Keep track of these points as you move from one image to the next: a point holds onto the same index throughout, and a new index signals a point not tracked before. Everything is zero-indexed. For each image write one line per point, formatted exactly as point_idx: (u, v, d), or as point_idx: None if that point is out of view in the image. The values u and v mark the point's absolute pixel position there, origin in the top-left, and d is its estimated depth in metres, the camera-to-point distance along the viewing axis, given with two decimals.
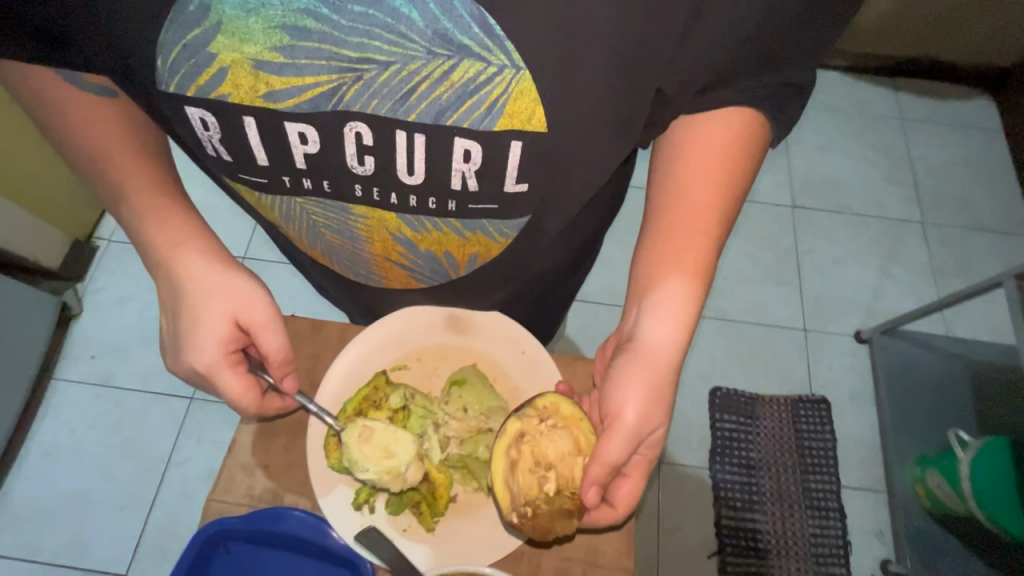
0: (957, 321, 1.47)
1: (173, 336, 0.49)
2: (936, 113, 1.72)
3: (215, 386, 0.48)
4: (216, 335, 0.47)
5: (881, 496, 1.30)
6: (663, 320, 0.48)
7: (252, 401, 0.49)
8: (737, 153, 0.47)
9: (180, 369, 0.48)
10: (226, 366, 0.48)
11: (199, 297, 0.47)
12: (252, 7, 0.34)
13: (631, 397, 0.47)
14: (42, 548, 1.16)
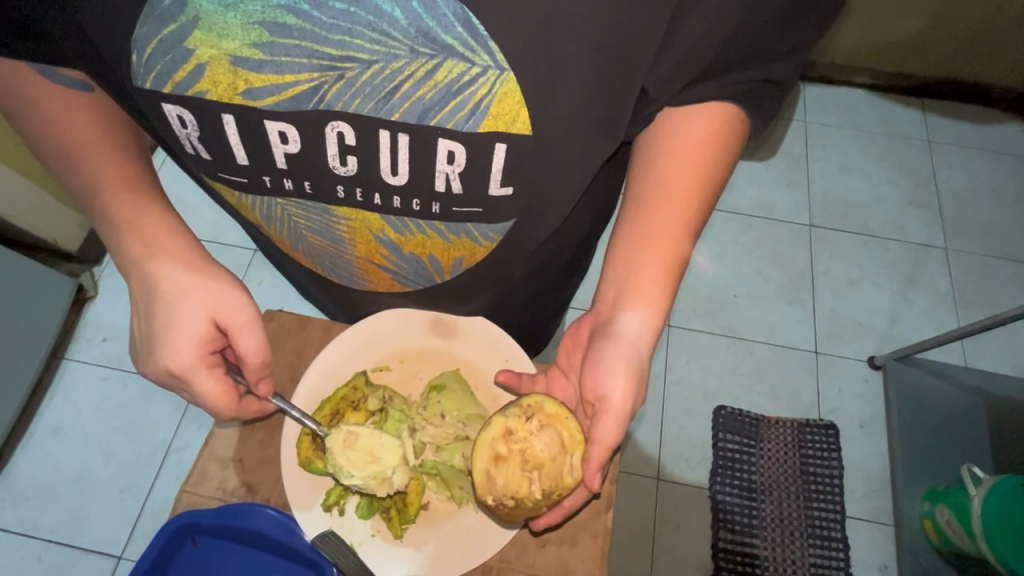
0: (977, 352, 1.42)
1: (148, 335, 0.48)
2: (965, 136, 1.67)
3: (191, 387, 0.48)
4: (194, 335, 0.47)
5: (887, 529, 1.25)
6: (642, 311, 0.49)
7: (229, 403, 0.49)
8: (715, 155, 0.49)
9: (154, 370, 0.48)
10: (203, 366, 0.47)
11: (178, 296, 0.47)
12: (230, 3, 0.34)
13: (620, 380, 0.47)
14: (42, 524, 1.18)
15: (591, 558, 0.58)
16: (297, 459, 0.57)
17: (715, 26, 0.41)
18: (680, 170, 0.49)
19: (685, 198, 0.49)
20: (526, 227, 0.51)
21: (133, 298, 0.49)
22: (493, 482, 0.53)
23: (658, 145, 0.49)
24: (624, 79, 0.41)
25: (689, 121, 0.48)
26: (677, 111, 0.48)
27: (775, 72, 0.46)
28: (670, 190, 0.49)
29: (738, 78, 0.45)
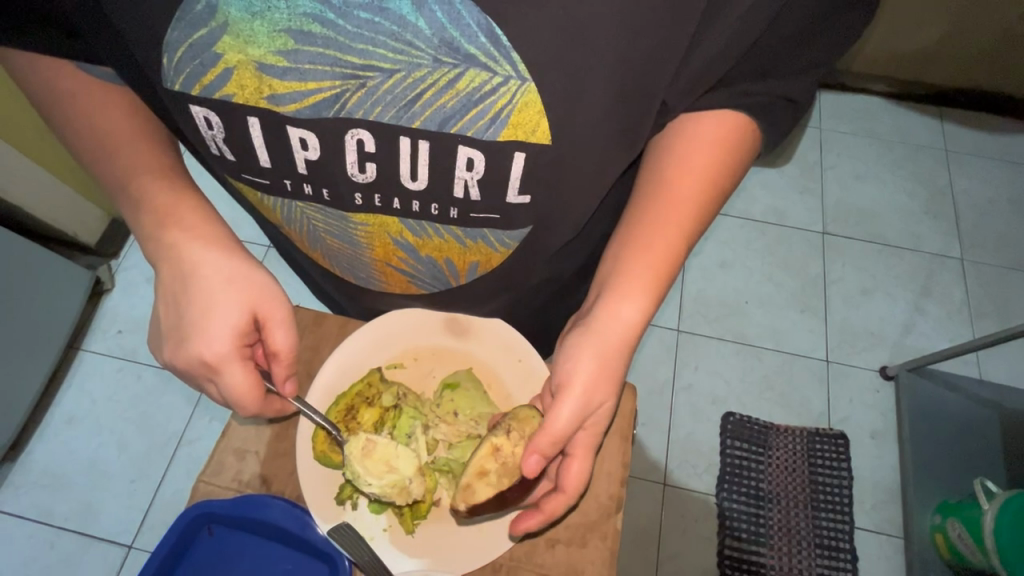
0: (991, 365, 1.40)
1: (180, 324, 0.48)
2: (983, 145, 1.65)
3: (220, 378, 0.48)
4: (231, 324, 0.47)
5: (896, 542, 1.24)
6: (629, 300, 0.49)
7: (257, 397, 0.49)
8: (721, 162, 0.49)
9: (184, 359, 0.47)
10: (237, 356, 0.48)
11: (217, 285, 0.48)
12: (257, 10, 0.35)
13: (582, 368, 0.48)
14: (55, 511, 1.20)
15: (599, 559, 0.58)
16: (312, 453, 0.58)
17: (734, 39, 0.41)
18: (685, 178, 0.49)
19: (691, 204, 0.49)
20: (542, 231, 0.52)
21: (160, 287, 0.49)
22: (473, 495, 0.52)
23: (665, 152, 0.50)
24: (644, 90, 0.41)
25: (700, 127, 0.48)
26: (690, 117, 0.48)
27: (791, 90, 0.46)
28: (674, 196, 0.49)
29: (751, 91, 0.46)
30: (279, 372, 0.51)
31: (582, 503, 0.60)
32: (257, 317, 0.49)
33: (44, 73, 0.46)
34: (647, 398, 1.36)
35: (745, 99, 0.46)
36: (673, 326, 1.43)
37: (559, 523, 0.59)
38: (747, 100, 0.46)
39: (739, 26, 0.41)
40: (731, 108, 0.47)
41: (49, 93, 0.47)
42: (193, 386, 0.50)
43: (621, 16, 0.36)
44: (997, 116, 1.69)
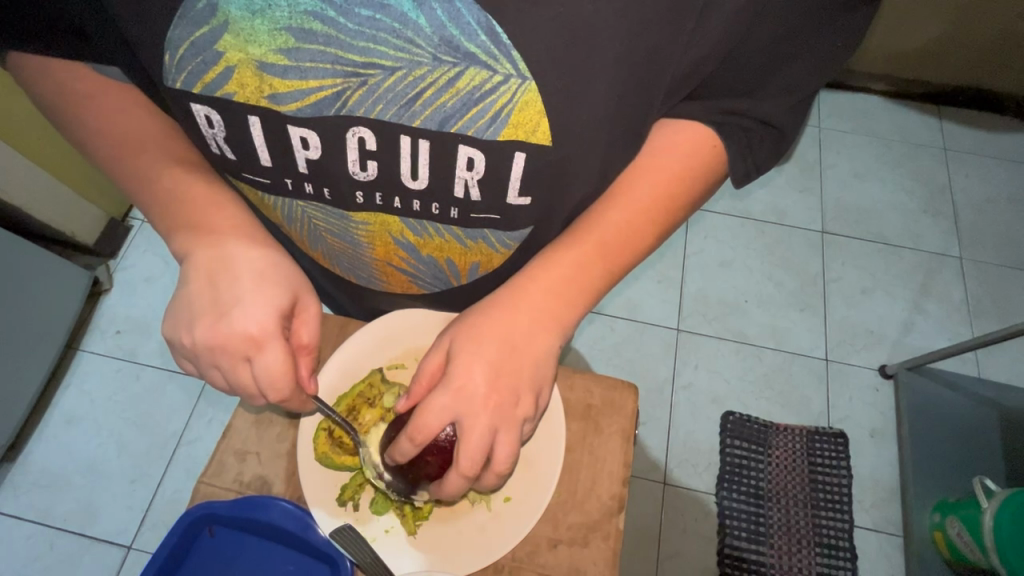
0: (990, 363, 1.40)
1: (213, 302, 0.46)
2: (982, 144, 1.65)
3: (255, 357, 0.46)
4: (274, 305, 0.46)
5: (896, 540, 1.24)
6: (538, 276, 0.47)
7: (289, 384, 0.47)
8: (692, 174, 0.47)
9: (219, 336, 0.45)
10: (278, 337, 0.46)
11: (263, 267, 0.48)
12: (257, 8, 0.35)
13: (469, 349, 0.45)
14: (55, 512, 1.20)
15: (601, 559, 0.58)
16: (314, 454, 0.58)
17: (720, 43, 0.41)
18: (652, 178, 0.47)
19: (646, 207, 0.48)
20: (544, 230, 0.52)
21: (190, 266, 0.47)
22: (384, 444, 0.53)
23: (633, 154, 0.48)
24: (647, 88, 0.41)
25: (667, 132, 0.47)
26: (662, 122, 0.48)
27: (768, 111, 0.45)
28: (629, 199, 0.48)
29: (727, 109, 0.45)
30: (305, 368, 0.49)
31: (584, 503, 0.60)
32: (295, 305, 0.49)
33: (44, 71, 0.46)
34: (647, 397, 1.36)
35: (720, 116, 0.46)
36: (673, 326, 1.43)
37: (561, 523, 0.59)
38: (719, 117, 0.46)
39: (723, 34, 0.40)
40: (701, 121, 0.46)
41: (50, 92, 0.47)
42: (213, 374, 0.47)
43: (624, 14, 0.36)
44: (995, 115, 1.69)
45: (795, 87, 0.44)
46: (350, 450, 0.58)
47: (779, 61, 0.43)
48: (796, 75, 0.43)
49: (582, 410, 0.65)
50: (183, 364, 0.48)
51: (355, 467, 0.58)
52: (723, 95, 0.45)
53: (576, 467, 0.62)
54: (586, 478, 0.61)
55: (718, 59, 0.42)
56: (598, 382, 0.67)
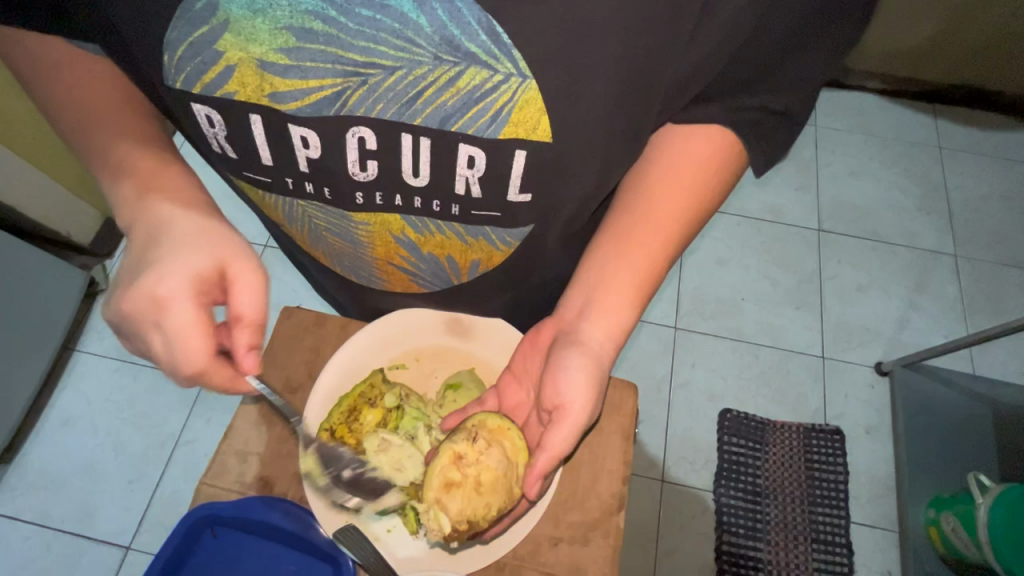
0: (984, 360, 1.41)
1: (137, 270, 0.44)
2: (976, 142, 1.66)
3: (165, 319, 0.42)
4: (194, 268, 0.43)
5: (892, 536, 1.25)
6: (602, 318, 0.50)
7: (203, 348, 0.42)
8: (712, 184, 0.50)
9: (128, 298, 0.42)
10: (189, 297, 0.42)
11: (191, 231, 0.45)
12: (259, 8, 0.35)
13: (581, 390, 0.48)
14: (52, 514, 1.20)
15: (602, 557, 0.59)
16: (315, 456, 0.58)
17: (719, 46, 0.41)
18: (666, 190, 0.50)
19: (659, 222, 0.50)
20: (544, 229, 0.52)
21: (129, 242, 0.46)
22: (445, 506, 0.54)
23: (655, 160, 0.50)
24: (647, 87, 0.41)
25: (684, 140, 0.49)
26: (679, 127, 0.49)
27: (777, 102, 0.46)
28: (654, 211, 0.50)
29: (740, 105, 0.46)
30: (241, 341, 0.45)
31: (585, 502, 0.61)
32: (222, 272, 0.45)
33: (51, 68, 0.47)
34: (645, 395, 1.37)
35: (735, 113, 0.46)
36: (671, 324, 1.44)
37: (562, 521, 0.60)
38: (734, 113, 0.46)
39: (722, 36, 0.40)
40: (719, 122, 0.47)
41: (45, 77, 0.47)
42: (139, 347, 0.45)
43: (624, 14, 0.36)
44: (988, 113, 1.70)
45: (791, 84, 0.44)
46: (351, 450, 0.58)
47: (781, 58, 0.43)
48: (803, 69, 0.44)
49: None
50: (132, 346, 0.48)
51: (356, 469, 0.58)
52: (734, 92, 0.45)
53: (577, 466, 0.62)
54: (587, 477, 0.62)
55: (720, 61, 0.42)
56: None
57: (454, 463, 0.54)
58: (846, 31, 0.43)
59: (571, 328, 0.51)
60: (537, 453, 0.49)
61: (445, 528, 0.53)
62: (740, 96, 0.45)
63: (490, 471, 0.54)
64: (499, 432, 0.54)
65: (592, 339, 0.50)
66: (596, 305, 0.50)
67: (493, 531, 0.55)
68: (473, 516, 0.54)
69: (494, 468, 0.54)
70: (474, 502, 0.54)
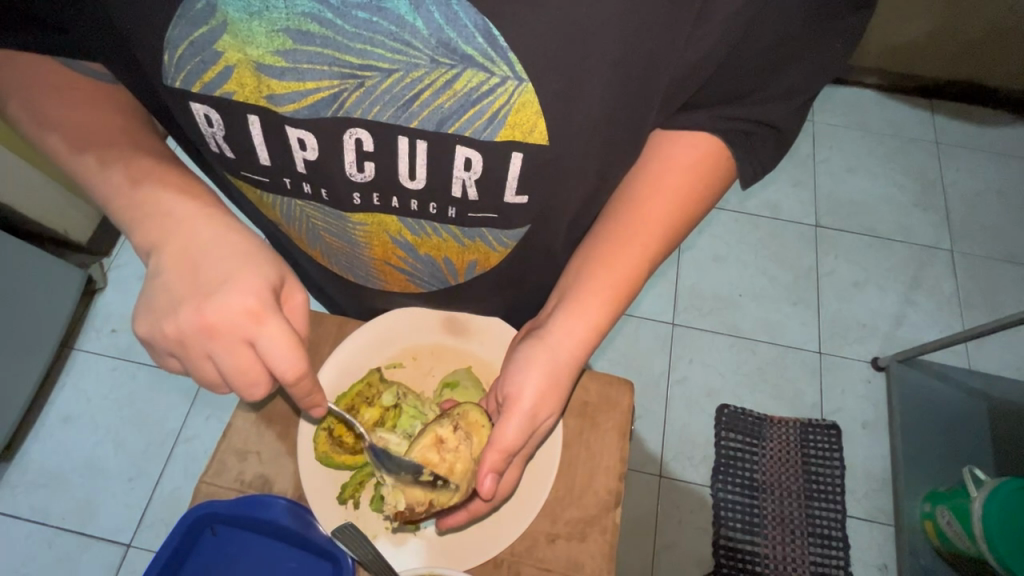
0: (979, 355, 1.42)
1: (195, 283, 0.40)
2: (973, 138, 1.67)
3: (256, 334, 0.40)
4: (270, 279, 0.42)
5: (888, 530, 1.26)
6: (570, 317, 0.50)
7: (302, 359, 0.42)
8: (699, 190, 0.50)
9: (213, 314, 0.39)
10: (278, 310, 0.41)
11: (247, 241, 0.43)
12: (256, 10, 0.35)
13: (529, 385, 0.48)
14: (52, 512, 1.20)
15: (599, 554, 0.59)
16: (313, 454, 0.58)
17: (717, 48, 0.41)
18: (661, 192, 0.49)
19: (654, 224, 0.50)
20: (542, 230, 0.52)
21: (162, 251, 0.41)
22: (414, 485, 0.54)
23: (645, 164, 0.50)
24: (644, 91, 0.42)
25: (678, 144, 0.49)
26: (668, 132, 0.49)
27: (772, 115, 0.46)
28: (640, 216, 0.50)
29: (729, 116, 0.46)
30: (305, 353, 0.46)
31: (582, 499, 0.61)
32: (283, 286, 0.44)
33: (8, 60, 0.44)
34: (643, 391, 1.37)
35: (723, 123, 0.47)
36: (669, 320, 1.44)
37: (559, 518, 0.60)
38: (721, 123, 0.47)
39: (717, 41, 0.40)
40: (710, 132, 0.48)
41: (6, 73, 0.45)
42: (202, 364, 0.41)
43: (622, 16, 0.36)
44: (986, 108, 1.70)
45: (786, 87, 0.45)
46: (349, 449, 0.59)
47: (778, 65, 0.43)
48: (795, 81, 0.44)
49: (579, 407, 0.65)
50: (165, 361, 0.42)
51: (353, 467, 0.59)
52: (723, 102, 0.46)
53: (573, 464, 0.63)
54: (584, 474, 0.62)
55: (715, 66, 0.42)
56: (595, 379, 0.67)
57: (434, 445, 0.54)
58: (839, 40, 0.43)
59: (538, 326, 0.52)
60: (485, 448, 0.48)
61: (399, 506, 0.55)
62: (730, 106, 0.46)
63: (463, 463, 0.54)
64: (477, 428, 0.55)
65: (553, 336, 0.50)
66: (565, 306, 0.50)
67: (455, 520, 0.53)
68: (433, 500, 0.54)
69: (465, 458, 0.54)
70: (435, 488, 0.54)
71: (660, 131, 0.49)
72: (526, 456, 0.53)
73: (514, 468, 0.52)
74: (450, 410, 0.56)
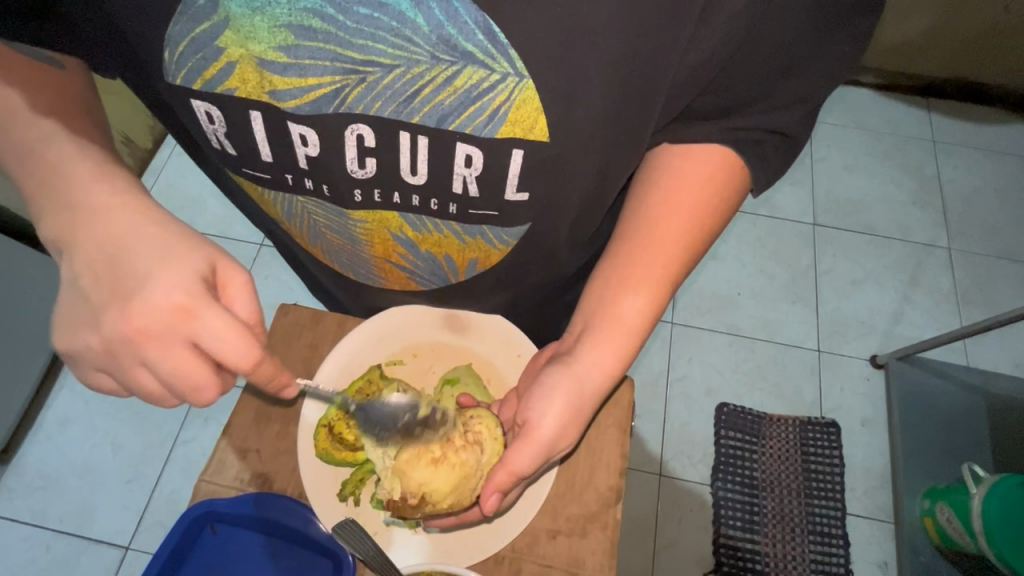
0: (977, 352, 1.43)
1: (118, 289, 0.39)
2: (970, 135, 1.67)
3: (192, 329, 0.39)
4: (193, 267, 0.41)
5: (887, 527, 1.26)
6: (598, 348, 0.50)
7: (252, 346, 0.40)
8: (713, 205, 0.50)
9: (139, 315, 0.38)
10: (210, 301, 0.40)
11: (164, 236, 0.41)
12: (258, 6, 0.35)
13: (553, 413, 0.49)
14: (51, 514, 1.20)
15: (600, 550, 0.59)
16: (314, 451, 0.59)
17: (718, 49, 0.41)
18: (670, 202, 0.49)
19: (667, 236, 0.50)
20: (543, 227, 0.52)
21: (80, 257, 0.40)
22: (414, 472, 0.54)
23: (656, 179, 0.50)
24: (645, 88, 0.42)
25: (685, 156, 0.49)
26: (674, 148, 0.49)
27: (775, 122, 0.46)
28: (653, 228, 0.50)
29: (735, 126, 0.46)
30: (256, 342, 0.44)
31: (582, 496, 0.61)
32: (215, 274, 0.42)
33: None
34: (642, 389, 1.37)
35: (729, 133, 0.47)
36: (667, 319, 1.44)
37: (560, 514, 0.60)
38: (729, 133, 0.47)
39: (718, 40, 0.41)
40: (716, 141, 0.48)
41: None
42: (139, 373, 0.40)
43: (622, 12, 0.37)
44: (982, 105, 1.71)
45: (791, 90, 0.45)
46: (350, 445, 0.58)
47: (781, 67, 0.43)
48: (797, 86, 0.44)
49: None
50: (102, 380, 0.42)
51: (355, 463, 0.59)
52: (726, 111, 0.46)
53: (574, 461, 0.63)
54: (584, 471, 0.63)
55: (717, 66, 0.43)
56: None
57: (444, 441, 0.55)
58: (852, 37, 0.43)
59: (566, 351, 0.52)
60: (497, 466, 0.49)
61: (394, 493, 0.54)
62: (735, 116, 0.46)
63: (464, 465, 0.55)
64: (487, 437, 0.56)
65: (579, 363, 0.50)
66: (592, 332, 0.50)
67: (439, 521, 0.56)
68: (425, 495, 0.54)
69: (467, 463, 0.55)
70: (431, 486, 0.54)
71: (664, 145, 0.50)
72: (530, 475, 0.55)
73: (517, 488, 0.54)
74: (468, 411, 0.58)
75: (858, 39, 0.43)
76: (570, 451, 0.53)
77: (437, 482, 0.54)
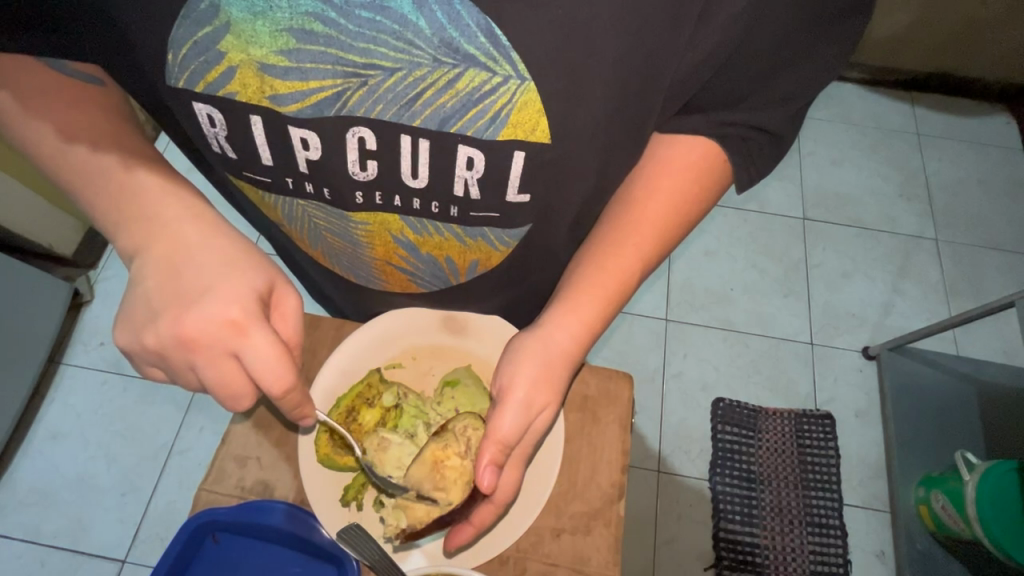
0: (966, 341, 1.45)
1: (177, 293, 0.40)
2: (953, 128, 1.70)
3: (240, 345, 0.40)
4: (251, 284, 0.42)
5: (882, 515, 1.28)
6: (564, 315, 0.51)
7: (288, 371, 0.41)
8: (698, 197, 0.50)
9: (188, 325, 0.39)
10: (261, 320, 0.41)
11: (238, 254, 0.43)
12: (260, 10, 0.35)
13: (524, 373, 0.49)
14: (43, 530, 1.18)
15: (604, 547, 0.59)
16: (315, 457, 0.58)
17: (718, 47, 0.41)
18: (660, 195, 0.50)
19: (656, 225, 0.50)
20: (543, 229, 0.53)
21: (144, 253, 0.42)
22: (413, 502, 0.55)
23: (641, 168, 0.50)
24: (647, 86, 0.42)
25: (674, 148, 0.49)
26: (664, 137, 0.49)
27: (768, 121, 0.46)
28: (642, 219, 0.50)
29: (726, 121, 0.46)
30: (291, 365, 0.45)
31: (585, 494, 0.62)
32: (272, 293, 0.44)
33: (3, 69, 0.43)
34: (640, 387, 1.38)
35: (718, 130, 0.47)
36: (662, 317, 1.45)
37: (563, 513, 0.61)
38: (719, 130, 0.47)
39: (718, 40, 0.41)
40: (704, 136, 0.48)
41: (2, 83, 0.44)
42: (187, 377, 0.41)
43: (624, 11, 0.36)
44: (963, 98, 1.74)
45: (787, 92, 0.45)
46: (351, 449, 0.58)
47: (778, 68, 0.43)
48: (792, 85, 0.44)
49: (580, 403, 0.66)
50: (150, 372, 0.43)
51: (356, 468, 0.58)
52: (721, 108, 0.46)
53: (576, 460, 0.63)
54: (586, 469, 0.63)
55: (715, 66, 0.43)
56: (595, 373, 0.68)
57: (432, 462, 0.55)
58: (849, 34, 0.43)
59: (532, 324, 0.53)
60: (481, 440, 0.48)
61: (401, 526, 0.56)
62: (728, 112, 0.46)
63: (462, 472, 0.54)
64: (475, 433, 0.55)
65: (546, 330, 0.51)
66: (556, 304, 0.51)
67: (460, 538, 0.52)
68: (430, 518, 0.54)
69: (464, 468, 0.54)
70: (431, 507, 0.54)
71: (654, 137, 0.49)
72: (528, 454, 0.52)
73: (515, 467, 0.50)
74: (445, 425, 0.56)
75: (856, 36, 0.43)
76: (556, 419, 0.51)
77: (439, 503, 0.54)
